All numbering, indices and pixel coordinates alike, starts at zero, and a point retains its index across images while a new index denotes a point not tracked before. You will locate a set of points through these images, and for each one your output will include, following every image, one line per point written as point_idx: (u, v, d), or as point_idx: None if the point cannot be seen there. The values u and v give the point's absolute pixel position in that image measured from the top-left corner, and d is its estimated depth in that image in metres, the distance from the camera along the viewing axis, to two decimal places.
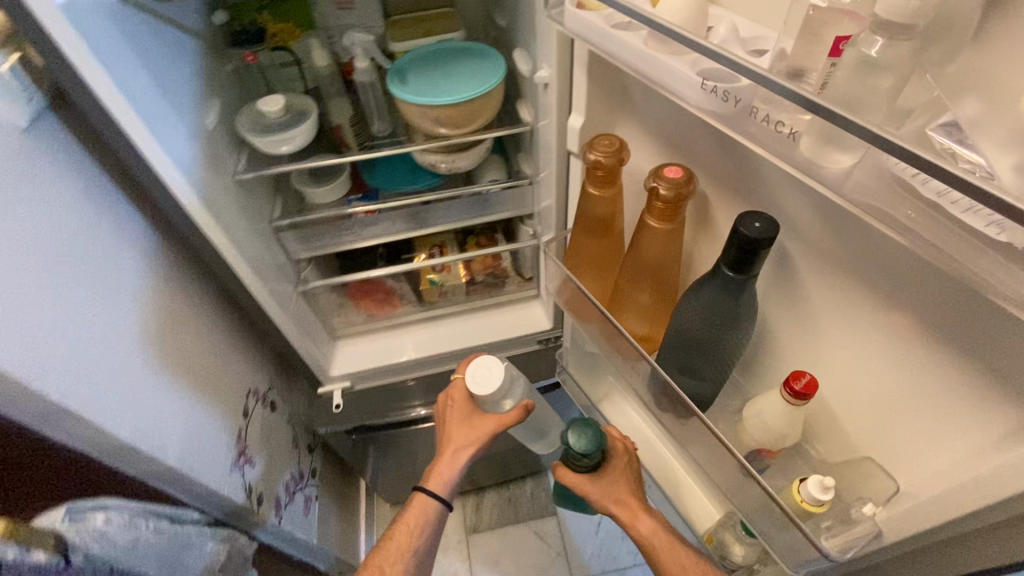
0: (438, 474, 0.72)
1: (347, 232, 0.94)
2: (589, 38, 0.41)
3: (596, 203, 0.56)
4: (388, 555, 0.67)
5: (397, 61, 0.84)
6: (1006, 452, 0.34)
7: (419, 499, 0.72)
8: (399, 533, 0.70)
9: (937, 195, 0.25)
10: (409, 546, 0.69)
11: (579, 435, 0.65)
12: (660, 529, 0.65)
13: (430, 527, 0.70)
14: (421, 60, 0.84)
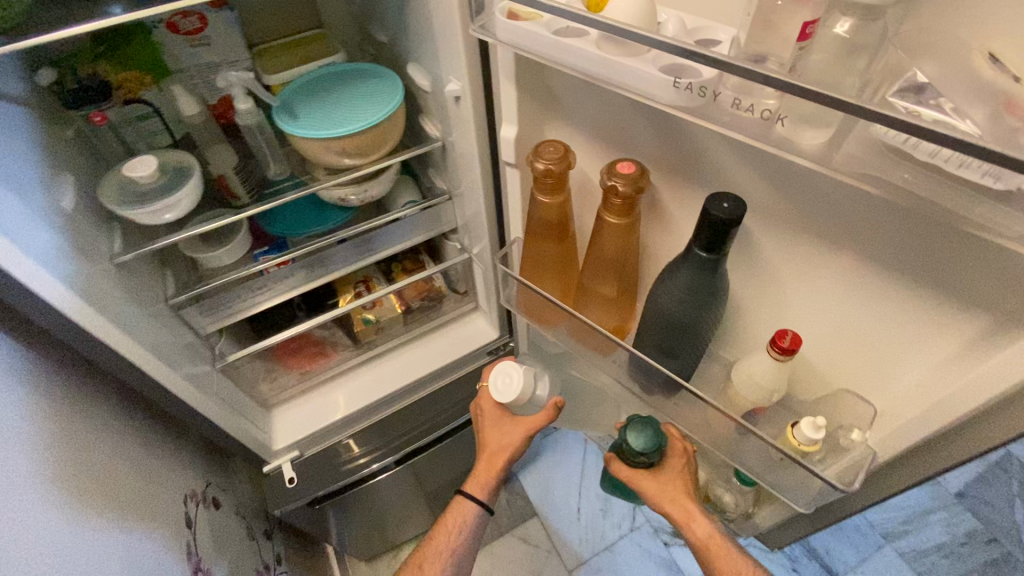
0: (480, 476, 0.75)
1: (258, 291, 0.84)
2: (532, 49, 0.40)
3: (549, 209, 0.56)
4: (430, 552, 0.72)
5: (279, 95, 0.76)
6: (984, 360, 0.38)
7: (462, 501, 0.75)
8: (442, 532, 0.74)
9: (928, 156, 0.27)
10: (449, 545, 0.73)
11: (639, 433, 0.63)
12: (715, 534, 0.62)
13: (470, 527, 0.74)
14: (307, 90, 0.77)
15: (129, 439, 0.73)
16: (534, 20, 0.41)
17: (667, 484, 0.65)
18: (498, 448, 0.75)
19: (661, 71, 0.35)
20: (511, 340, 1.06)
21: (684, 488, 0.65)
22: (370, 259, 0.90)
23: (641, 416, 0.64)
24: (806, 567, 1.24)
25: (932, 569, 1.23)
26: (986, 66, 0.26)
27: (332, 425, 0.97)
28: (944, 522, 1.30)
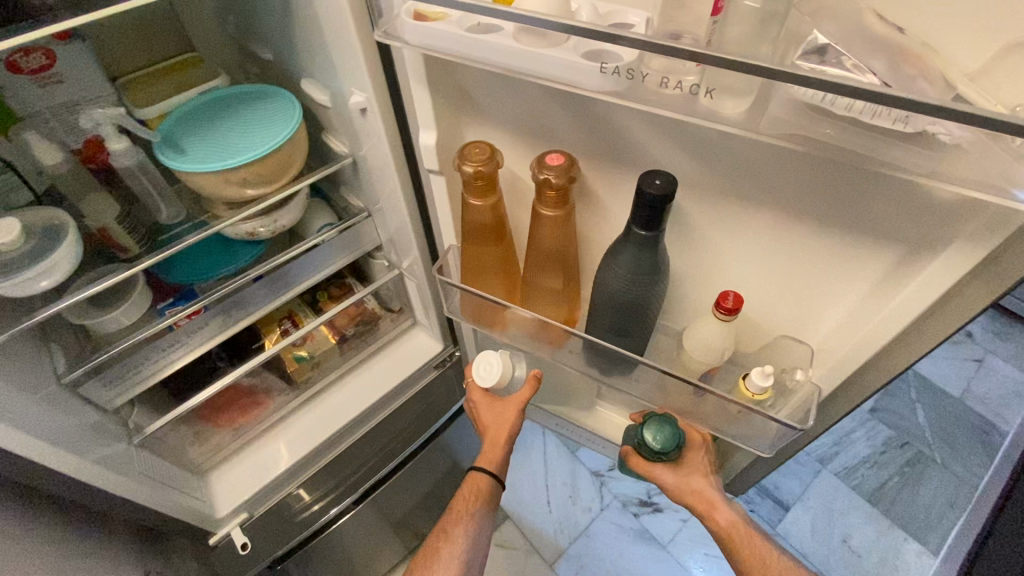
0: (487, 450, 0.77)
1: (172, 349, 0.76)
2: (446, 49, 0.39)
3: (482, 212, 0.55)
4: (450, 521, 0.73)
5: (158, 129, 0.69)
6: (901, 286, 0.42)
7: (476, 476, 0.77)
8: (460, 506, 0.74)
9: (844, 111, 0.29)
10: (469, 515, 0.73)
11: (658, 431, 0.63)
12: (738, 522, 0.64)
13: (486, 499, 0.75)
14: (190, 120, 0.70)
15: (15, 562, 0.61)
16: (443, 19, 0.39)
17: (689, 478, 0.66)
18: (495, 426, 0.77)
19: (583, 58, 0.35)
20: (455, 349, 1.04)
21: (706, 481, 0.67)
22: (293, 292, 0.84)
23: (660, 414, 0.63)
24: (761, 505, 1.34)
25: (863, 480, 1.38)
26: (876, 24, 0.29)
27: (281, 475, 0.89)
28: (865, 436, 1.45)
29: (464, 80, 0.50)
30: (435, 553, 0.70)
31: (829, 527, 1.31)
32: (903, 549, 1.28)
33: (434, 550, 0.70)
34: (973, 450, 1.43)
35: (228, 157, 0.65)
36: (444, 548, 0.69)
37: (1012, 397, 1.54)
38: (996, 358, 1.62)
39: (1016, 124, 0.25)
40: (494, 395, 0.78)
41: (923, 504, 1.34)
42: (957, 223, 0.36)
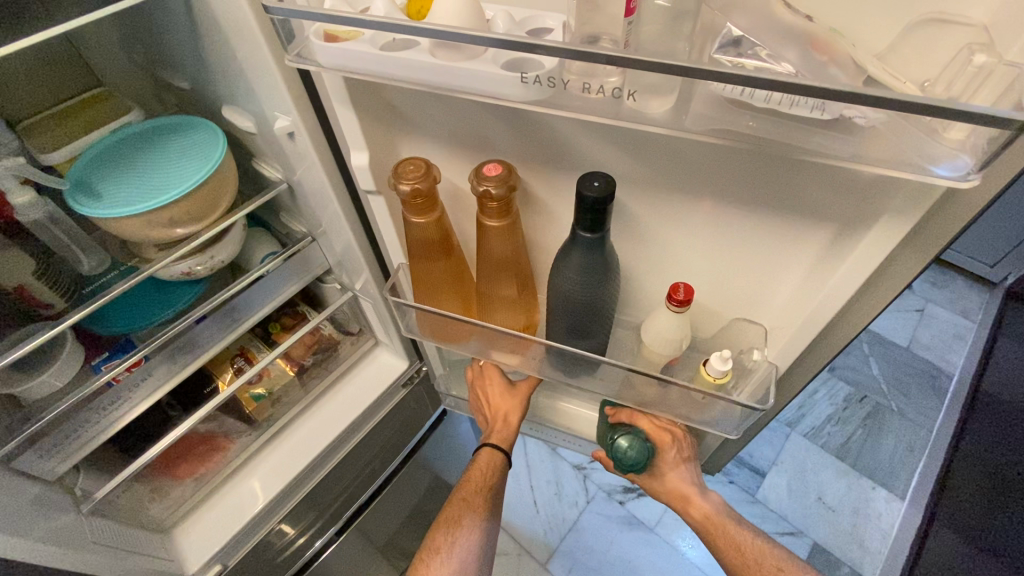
0: (499, 430, 0.81)
1: (115, 405, 0.70)
2: (363, 71, 0.37)
3: (425, 229, 0.53)
4: (469, 490, 0.77)
5: (69, 174, 0.64)
6: (840, 261, 0.42)
7: (487, 448, 0.81)
8: (475, 477, 0.78)
9: (763, 102, 0.29)
10: (483, 488, 0.77)
11: (627, 443, 0.66)
12: (711, 514, 0.70)
13: (498, 473, 0.80)
14: (104, 161, 0.66)
15: None
16: (355, 39, 0.37)
17: (666, 477, 0.72)
18: (506, 411, 0.80)
19: (504, 69, 0.34)
20: (421, 364, 1.01)
21: (682, 474, 0.72)
22: (244, 327, 0.79)
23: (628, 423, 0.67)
24: (740, 475, 1.38)
25: (829, 437, 1.44)
26: (786, 12, 0.29)
27: (251, 521, 0.84)
28: (827, 395, 1.51)
29: (390, 96, 0.48)
30: (456, 521, 0.74)
31: (804, 487, 1.36)
32: (873, 497, 1.34)
33: (455, 517, 0.73)
34: (925, 394, 1.52)
35: (150, 198, 0.61)
36: (469, 514, 0.73)
37: (953, 340, 1.64)
38: (935, 306, 1.72)
39: (925, 104, 0.26)
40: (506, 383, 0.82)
41: (886, 452, 1.41)
42: (883, 197, 0.37)
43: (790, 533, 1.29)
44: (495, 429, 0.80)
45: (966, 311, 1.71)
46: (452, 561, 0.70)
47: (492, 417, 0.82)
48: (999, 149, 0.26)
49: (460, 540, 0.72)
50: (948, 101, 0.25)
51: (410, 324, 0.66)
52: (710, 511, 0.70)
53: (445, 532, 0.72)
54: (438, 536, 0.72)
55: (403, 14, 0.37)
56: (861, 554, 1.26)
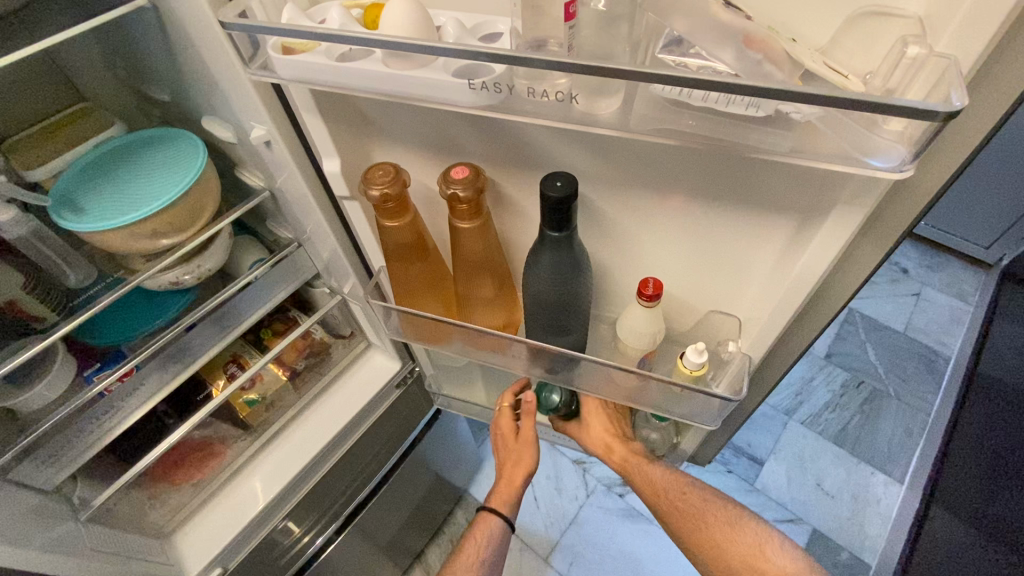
0: (501, 490, 0.79)
1: (107, 416, 0.71)
2: (321, 81, 0.38)
3: (399, 232, 0.54)
4: (461, 561, 0.75)
5: (52, 189, 0.65)
6: (801, 252, 0.43)
7: (487, 512, 0.79)
8: (470, 546, 0.77)
9: (701, 102, 0.30)
10: (478, 555, 0.76)
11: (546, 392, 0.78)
12: (633, 454, 0.75)
13: (495, 539, 0.78)
14: (87, 175, 0.67)
15: None
16: (311, 50, 0.38)
17: (591, 428, 0.79)
18: (512, 469, 0.79)
19: (454, 75, 0.35)
20: (414, 365, 1.00)
21: (601, 424, 0.78)
22: (235, 333, 0.80)
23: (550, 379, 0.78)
24: (738, 465, 1.38)
25: (827, 424, 1.44)
26: (723, 12, 0.29)
27: (250, 524, 0.84)
28: (824, 382, 1.51)
29: (358, 103, 0.49)
30: None
31: (802, 474, 1.36)
32: (872, 482, 1.34)
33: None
34: (922, 378, 1.52)
35: (131, 210, 0.62)
36: None
37: (950, 323, 1.63)
38: (931, 289, 1.72)
39: (852, 99, 0.26)
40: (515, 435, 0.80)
41: (884, 437, 1.41)
42: (834, 189, 0.37)
43: (790, 520, 1.29)
44: (497, 489, 0.79)
45: (962, 293, 1.71)
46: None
47: (499, 474, 0.81)
48: (927, 140, 0.26)
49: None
50: (874, 96, 0.26)
51: (395, 327, 0.66)
52: (628, 453, 0.75)
53: None
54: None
55: (358, 25, 0.38)
56: (861, 539, 1.26)
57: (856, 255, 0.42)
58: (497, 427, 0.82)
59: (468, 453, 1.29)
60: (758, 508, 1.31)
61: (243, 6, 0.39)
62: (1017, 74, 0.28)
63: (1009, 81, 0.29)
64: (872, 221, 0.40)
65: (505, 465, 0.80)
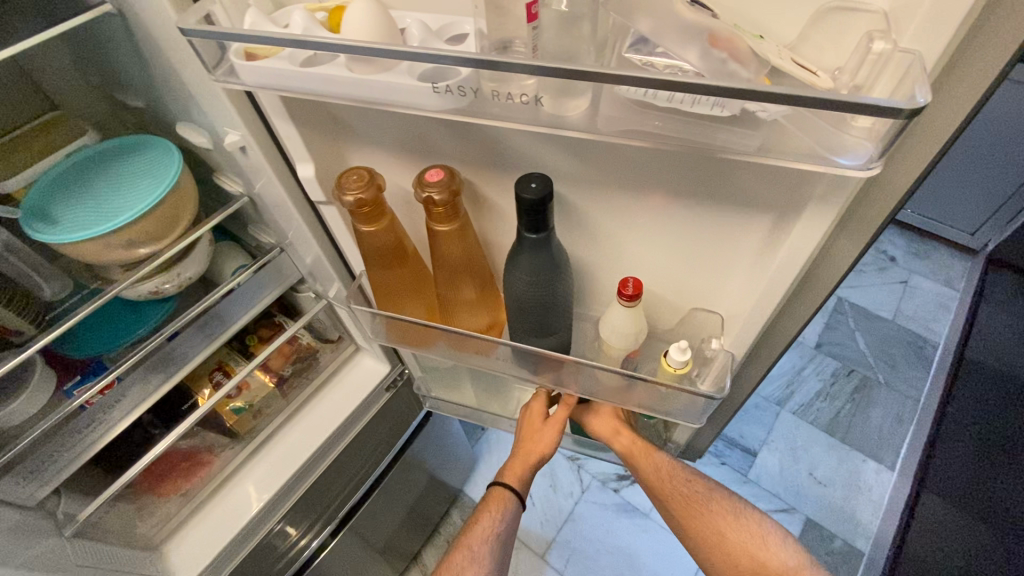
0: (515, 465, 0.80)
1: (90, 429, 0.70)
2: (286, 86, 0.37)
3: (376, 236, 0.53)
4: (475, 538, 0.75)
5: (25, 200, 0.64)
6: (778, 249, 0.43)
7: (501, 488, 0.79)
8: (484, 519, 0.77)
9: (667, 102, 0.29)
10: (489, 531, 0.76)
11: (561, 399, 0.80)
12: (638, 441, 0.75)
13: (506, 514, 0.77)
14: (62, 183, 0.66)
15: None
16: (275, 55, 0.38)
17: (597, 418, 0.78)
18: (532, 447, 0.79)
19: (419, 79, 0.34)
20: (404, 367, 0.99)
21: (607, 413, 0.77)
22: (220, 340, 0.79)
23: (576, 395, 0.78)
24: (731, 456, 1.39)
25: (818, 414, 1.45)
26: (687, 10, 0.29)
27: (241, 533, 0.83)
28: (815, 372, 1.52)
29: (330, 107, 0.48)
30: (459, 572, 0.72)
31: (795, 463, 1.37)
32: (864, 469, 1.35)
33: (460, 565, 0.72)
34: (912, 365, 1.53)
35: (106, 220, 0.61)
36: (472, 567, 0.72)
37: (937, 309, 1.65)
38: (918, 277, 1.73)
39: (816, 97, 0.26)
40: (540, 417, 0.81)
41: (875, 425, 1.42)
42: (808, 186, 0.37)
43: (783, 509, 1.30)
44: (512, 463, 0.79)
45: (949, 280, 1.72)
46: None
47: (516, 451, 0.81)
48: (893, 136, 0.26)
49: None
50: (838, 94, 0.26)
51: (378, 332, 0.66)
52: (636, 439, 0.75)
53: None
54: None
55: (323, 29, 0.37)
56: (854, 526, 1.27)
57: (833, 250, 0.42)
58: (524, 409, 0.83)
59: (461, 452, 1.29)
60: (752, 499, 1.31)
61: (206, 11, 0.38)
62: (983, 67, 0.28)
63: (975, 75, 0.29)
64: (848, 217, 0.39)
65: (524, 443, 0.80)
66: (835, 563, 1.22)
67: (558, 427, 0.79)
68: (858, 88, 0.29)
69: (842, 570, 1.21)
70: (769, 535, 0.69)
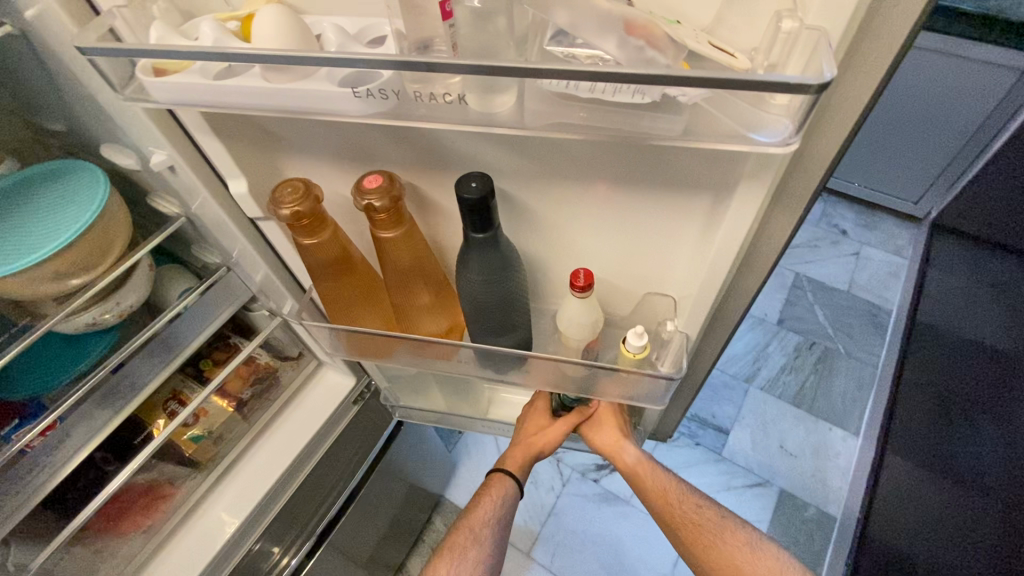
0: (516, 455, 0.79)
1: (34, 474, 0.64)
2: (201, 100, 0.36)
3: (321, 248, 0.52)
4: (478, 521, 0.75)
5: None
6: (718, 229, 0.44)
7: (500, 474, 0.79)
8: (485, 501, 0.77)
9: (588, 93, 0.29)
10: (490, 516, 0.76)
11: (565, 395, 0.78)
12: (643, 459, 0.77)
13: (506, 502, 0.78)
14: None
15: None
16: (186, 69, 0.36)
17: (604, 427, 0.79)
18: (538, 443, 0.79)
19: (340, 85, 0.33)
20: (370, 379, 0.96)
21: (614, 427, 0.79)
22: (175, 364, 0.75)
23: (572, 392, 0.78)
24: (705, 435, 1.42)
25: (785, 387, 1.50)
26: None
27: (214, 560, 0.77)
28: (779, 347, 1.58)
29: (260, 120, 0.46)
30: (462, 551, 0.72)
31: (766, 438, 1.41)
32: (831, 438, 1.41)
33: (462, 545, 0.72)
34: (868, 332, 1.60)
35: (28, 252, 0.56)
36: (475, 549, 0.72)
37: (888, 278, 1.73)
38: (869, 248, 1.82)
39: (731, 80, 0.26)
40: (546, 415, 0.81)
41: (838, 393, 1.49)
42: (737, 166, 0.38)
43: (758, 484, 1.34)
44: (515, 453, 0.79)
45: (897, 248, 1.81)
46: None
47: (518, 440, 0.81)
48: (806, 112, 0.27)
49: (462, 563, 0.71)
50: (749, 75, 0.26)
51: (334, 347, 0.64)
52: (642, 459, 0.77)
53: (449, 561, 0.71)
54: (443, 564, 0.71)
55: (236, 39, 0.36)
56: (825, 492, 1.33)
57: (771, 226, 0.44)
58: (531, 405, 0.83)
59: (439, 459, 1.28)
60: (727, 477, 1.35)
61: (108, 26, 0.36)
62: (887, 38, 0.29)
63: (881, 45, 0.30)
64: (780, 194, 0.41)
65: (529, 435, 0.81)
66: (809, 531, 1.27)
67: (568, 426, 0.79)
68: (773, 67, 0.29)
69: (817, 536, 1.26)
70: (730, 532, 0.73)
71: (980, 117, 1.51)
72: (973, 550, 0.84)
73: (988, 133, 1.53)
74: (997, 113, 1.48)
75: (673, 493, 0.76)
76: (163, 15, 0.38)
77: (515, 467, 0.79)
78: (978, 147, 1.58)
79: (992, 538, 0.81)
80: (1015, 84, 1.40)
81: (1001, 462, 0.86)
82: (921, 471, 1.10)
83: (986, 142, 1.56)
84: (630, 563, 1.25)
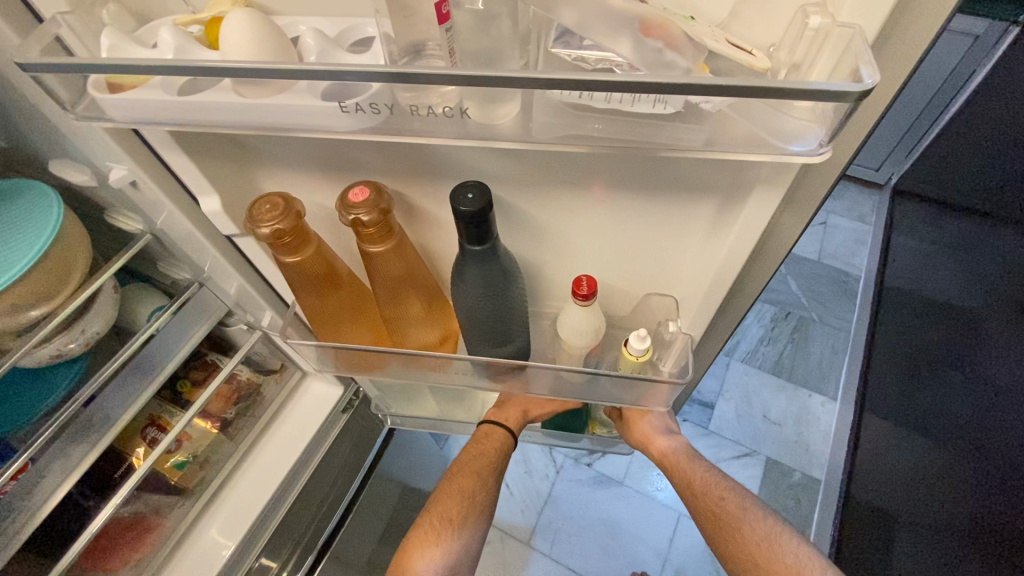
0: (512, 414, 0.80)
1: (10, 521, 0.59)
2: (169, 117, 0.32)
3: (304, 264, 0.49)
4: (482, 466, 0.73)
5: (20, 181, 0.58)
6: (727, 230, 0.42)
7: (500, 431, 0.78)
8: (487, 455, 0.75)
9: (604, 103, 0.27)
10: (491, 465, 0.75)
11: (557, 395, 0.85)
12: (674, 453, 0.74)
13: (505, 453, 0.77)
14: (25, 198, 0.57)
15: None
16: (144, 84, 0.32)
17: (633, 423, 0.77)
18: (529, 406, 0.81)
19: (323, 98, 0.30)
20: (358, 386, 0.92)
21: (649, 424, 0.76)
22: (151, 390, 0.70)
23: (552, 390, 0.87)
24: (692, 413, 1.43)
25: (764, 358, 1.52)
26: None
27: None
28: (757, 321, 1.60)
29: (228, 130, 0.42)
30: (468, 496, 0.70)
31: (750, 410, 1.43)
32: (812, 405, 1.43)
33: (470, 489, 0.71)
34: (840, 300, 1.63)
35: None
36: (481, 494, 0.71)
37: (856, 245, 1.76)
38: (837, 216, 1.85)
39: (762, 88, 0.24)
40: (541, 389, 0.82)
41: (815, 360, 1.51)
42: (753, 170, 0.36)
43: (745, 456, 1.35)
44: (513, 413, 0.80)
45: (863, 216, 1.84)
46: (468, 524, 0.68)
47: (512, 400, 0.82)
48: (842, 120, 0.25)
49: (472, 518, 0.69)
50: (782, 82, 0.24)
51: (321, 363, 0.60)
52: (674, 454, 0.73)
53: (457, 504, 0.69)
54: (454, 506, 0.69)
55: (198, 45, 0.32)
56: (810, 460, 1.35)
57: (780, 225, 0.42)
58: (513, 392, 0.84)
59: (430, 456, 1.25)
60: (716, 450, 1.36)
61: (53, 34, 0.32)
62: (912, 40, 0.28)
63: (911, 48, 0.28)
64: (792, 194, 0.39)
65: (524, 401, 0.82)
66: (796, 497, 1.30)
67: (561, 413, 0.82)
68: (797, 68, 0.28)
69: (804, 501, 1.29)
70: (716, 471, 0.72)
71: (936, 83, 1.54)
72: (943, 505, 0.88)
73: (943, 98, 1.56)
74: (952, 78, 1.51)
75: (714, 491, 0.70)
76: (113, 20, 0.34)
77: (514, 425, 0.79)
78: (934, 114, 1.61)
79: (966, 506, 0.81)
80: (970, 48, 1.43)
81: (968, 413, 0.91)
82: (895, 431, 1.15)
83: (941, 108, 1.58)
84: (627, 544, 1.25)
